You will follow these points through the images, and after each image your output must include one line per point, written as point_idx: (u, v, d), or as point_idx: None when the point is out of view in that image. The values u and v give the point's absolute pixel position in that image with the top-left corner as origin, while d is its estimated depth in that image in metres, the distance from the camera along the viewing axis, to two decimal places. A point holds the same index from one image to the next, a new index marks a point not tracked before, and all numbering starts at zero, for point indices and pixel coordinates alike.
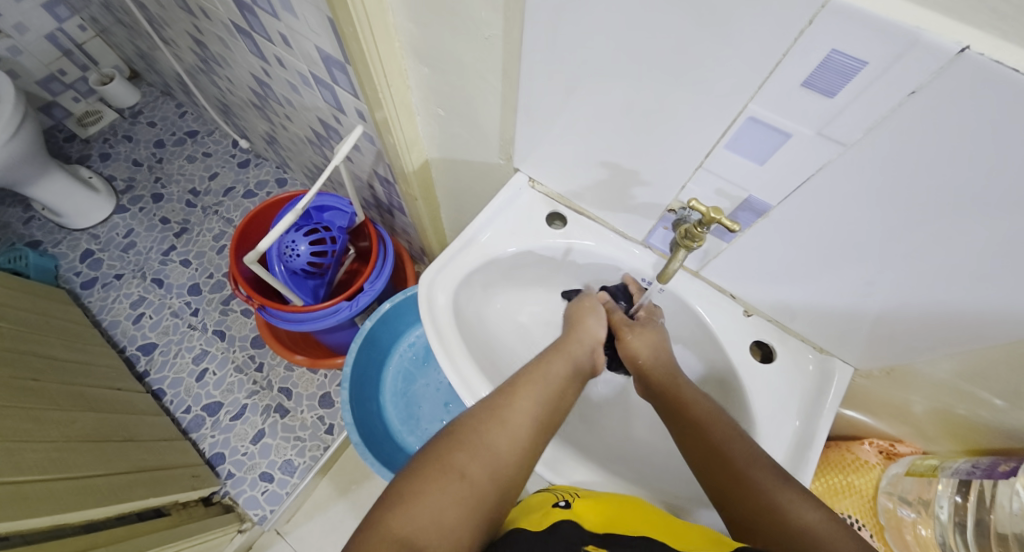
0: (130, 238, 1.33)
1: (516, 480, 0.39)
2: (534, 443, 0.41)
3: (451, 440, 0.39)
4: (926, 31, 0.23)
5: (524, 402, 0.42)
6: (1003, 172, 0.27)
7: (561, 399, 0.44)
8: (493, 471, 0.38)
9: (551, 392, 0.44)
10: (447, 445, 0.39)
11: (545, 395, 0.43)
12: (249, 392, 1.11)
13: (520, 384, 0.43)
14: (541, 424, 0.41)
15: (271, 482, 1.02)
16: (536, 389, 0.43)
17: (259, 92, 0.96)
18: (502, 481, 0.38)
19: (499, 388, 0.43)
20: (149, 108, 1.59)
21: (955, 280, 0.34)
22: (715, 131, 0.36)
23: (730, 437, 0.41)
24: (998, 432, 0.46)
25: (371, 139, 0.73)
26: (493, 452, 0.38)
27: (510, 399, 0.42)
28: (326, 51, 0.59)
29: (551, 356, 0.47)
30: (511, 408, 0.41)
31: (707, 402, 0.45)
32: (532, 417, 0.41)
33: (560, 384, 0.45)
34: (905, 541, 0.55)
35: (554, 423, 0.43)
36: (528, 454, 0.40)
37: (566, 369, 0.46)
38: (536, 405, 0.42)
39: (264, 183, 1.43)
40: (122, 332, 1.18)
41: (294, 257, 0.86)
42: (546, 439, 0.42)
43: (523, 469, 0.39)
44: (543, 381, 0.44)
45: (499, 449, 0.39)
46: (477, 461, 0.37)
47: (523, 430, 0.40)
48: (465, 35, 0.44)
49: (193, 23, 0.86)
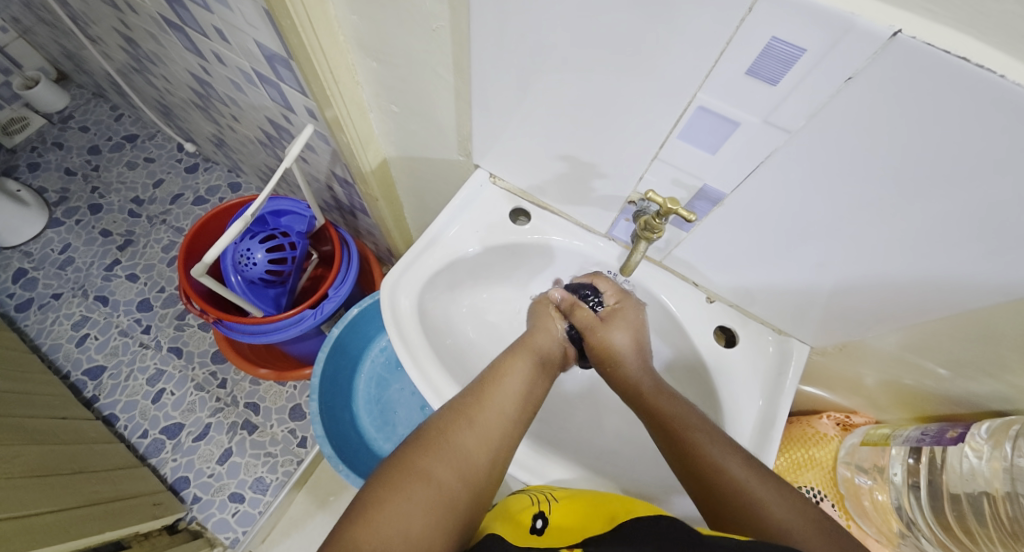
0: (67, 254, 1.23)
1: (487, 480, 0.38)
2: (505, 440, 0.40)
3: (418, 444, 0.38)
4: (861, 17, 0.24)
5: (496, 399, 0.41)
6: (938, 151, 0.28)
7: (532, 392, 0.43)
8: (462, 472, 0.37)
9: (521, 387, 0.43)
10: (414, 449, 0.38)
11: (517, 389, 0.42)
12: (212, 410, 1.05)
13: (491, 380, 0.42)
14: (511, 421, 0.41)
15: (242, 502, 0.98)
16: (505, 386, 0.42)
17: (200, 92, 0.90)
18: (471, 483, 0.37)
19: (467, 387, 0.42)
20: (81, 113, 1.48)
21: (902, 257, 0.35)
22: (668, 121, 0.36)
23: (700, 425, 0.41)
24: (943, 398, 0.48)
25: (323, 139, 0.70)
26: (462, 454, 0.37)
27: (481, 397, 0.41)
28: (267, 47, 0.55)
29: (518, 348, 0.46)
30: (482, 406, 0.40)
31: (670, 392, 0.44)
32: (502, 413, 0.40)
33: (530, 378, 0.44)
34: (863, 507, 0.57)
35: (527, 416, 0.42)
36: (500, 453, 0.39)
37: (535, 361, 0.46)
38: (506, 401, 0.41)
39: (214, 189, 1.36)
40: (65, 356, 1.10)
41: (250, 266, 0.82)
42: (520, 434, 0.41)
43: (494, 468, 0.38)
44: (512, 377, 0.43)
45: (467, 450, 0.38)
46: (444, 464, 0.37)
47: (495, 429, 0.39)
48: (412, 28, 0.43)
49: (120, 19, 0.80)
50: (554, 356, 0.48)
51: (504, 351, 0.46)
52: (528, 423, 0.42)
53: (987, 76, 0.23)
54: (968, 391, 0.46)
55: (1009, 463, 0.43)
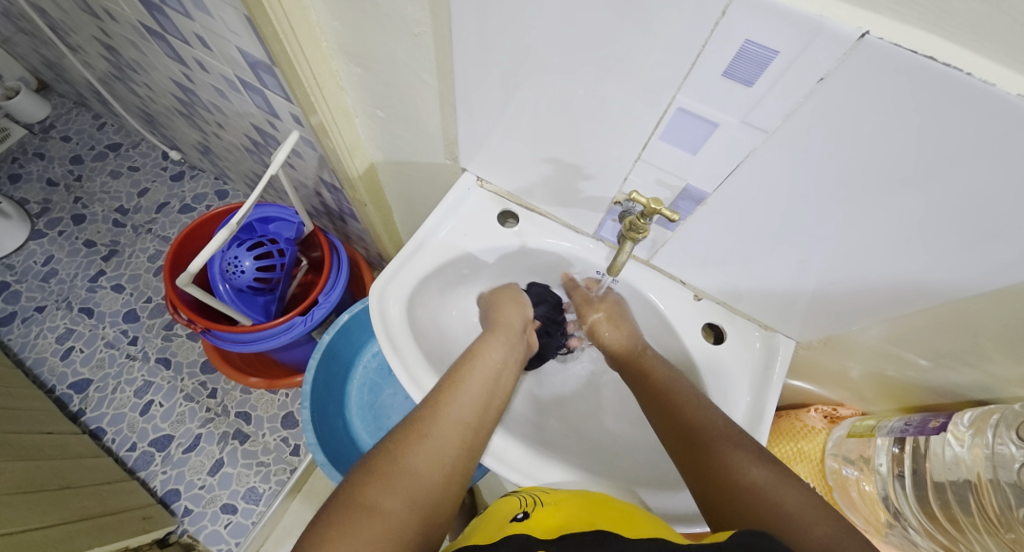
0: (50, 266, 1.21)
1: (441, 497, 0.39)
2: (457, 454, 0.41)
3: (366, 473, 0.38)
4: (829, 20, 0.24)
5: (449, 413, 0.42)
6: (911, 148, 0.28)
7: (485, 401, 0.45)
8: (414, 493, 0.37)
9: (474, 399, 0.44)
10: (363, 478, 0.37)
11: (470, 400, 0.44)
12: (202, 421, 1.04)
13: (443, 394, 0.44)
14: (463, 435, 0.42)
15: (235, 513, 0.97)
16: (457, 399, 0.43)
17: (183, 99, 0.90)
18: (424, 503, 0.37)
19: (418, 407, 0.43)
20: (62, 122, 1.46)
21: (880, 252, 0.36)
22: (649, 122, 0.37)
23: (714, 419, 0.43)
24: (927, 389, 0.49)
25: (309, 145, 0.70)
26: (413, 475, 0.38)
27: (434, 412, 0.42)
28: (250, 54, 0.55)
29: (475, 354, 0.48)
30: (435, 421, 0.42)
31: (692, 389, 0.46)
32: (455, 426, 0.42)
33: (483, 390, 0.45)
34: (852, 499, 0.58)
35: (481, 425, 0.44)
36: (451, 469, 0.40)
37: (493, 369, 0.48)
38: (460, 413, 0.43)
39: (201, 196, 1.34)
40: (50, 370, 1.08)
41: (238, 274, 0.81)
42: (474, 443, 0.43)
43: (446, 486, 0.39)
44: (464, 389, 0.45)
45: (418, 470, 0.39)
46: (395, 488, 0.37)
47: (447, 443, 0.41)
48: (394, 33, 0.43)
49: (100, 27, 0.79)
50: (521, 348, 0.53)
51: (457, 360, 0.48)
52: (482, 432, 0.44)
53: (954, 74, 0.24)
54: (949, 381, 0.46)
55: (991, 450, 0.44)
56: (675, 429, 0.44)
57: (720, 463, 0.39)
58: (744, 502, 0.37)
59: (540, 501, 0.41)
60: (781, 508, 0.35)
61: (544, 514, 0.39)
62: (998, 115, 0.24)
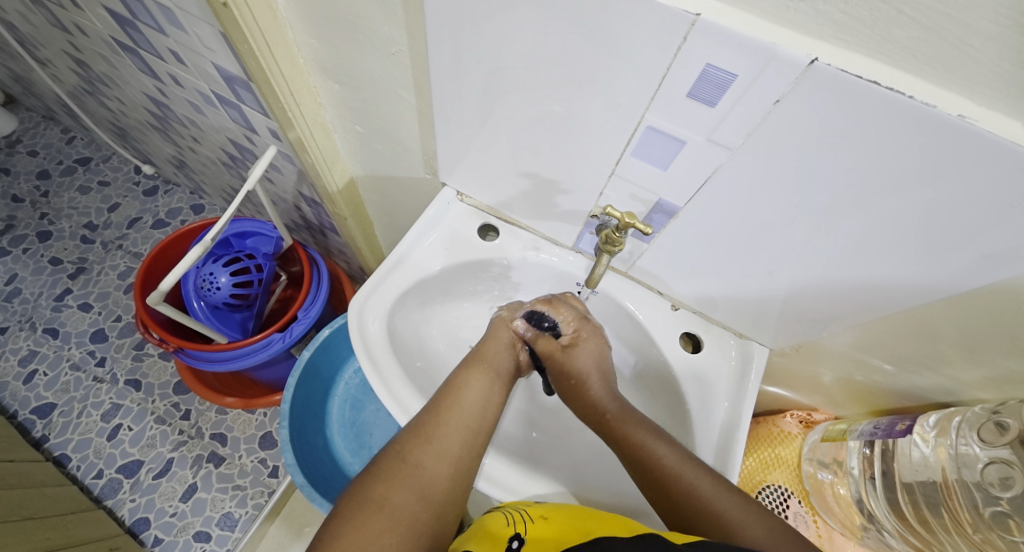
0: (13, 285, 1.17)
1: (447, 498, 0.38)
2: (463, 453, 0.40)
3: (375, 472, 0.38)
4: (781, 47, 0.26)
5: (451, 412, 0.42)
6: (863, 164, 0.30)
7: (488, 400, 0.44)
8: (421, 492, 0.37)
9: (478, 400, 0.44)
10: (373, 477, 0.38)
11: (472, 400, 0.44)
12: (174, 444, 1.01)
13: (446, 397, 0.44)
14: (467, 435, 0.41)
15: (209, 541, 0.93)
16: (459, 402, 0.43)
17: (156, 113, 0.88)
18: (430, 502, 0.37)
19: (424, 409, 0.43)
20: (29, 136, 1.42)
21: (843, 261, 0.38)
22: (621, 140, 0.38)
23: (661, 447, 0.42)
24: (893, 392, 0.51)
25: (287, 159, 0.69)
26: (420, 474, 0.38)
27: (437, 413, 0.42)
28: (226, 69, 0.55)
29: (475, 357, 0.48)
30: (438, 422, 0.41)
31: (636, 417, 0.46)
32: (458, 427, 0.41)
33: (486, 393, 0.45)
34: (826, 502, 0.59)
35: (485, 425, 0.43)
36: (457, 468, 0.40)
37: (488, 377, 0.46)
38: (463, 414, 0.42)
39: (176, 211, 1.31)
40: (11, 396, 1.03)
41: (213, 291, 0.80)
42: (480, 444, 0.42)
43: (453, 485, 0.39)
44: (466, 391, 0.44)
45: (426, 469, 0.39)
46: (403, 486, 0.37)
47: (451, 441, 0.40)
48: (371, 51, 0.43)
49: (70, 41, 0.78)
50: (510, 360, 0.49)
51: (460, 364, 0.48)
52: (487, 431, 0.43)
53: (898, 98, 0.25)
54: (914, 384, 0.48)
55: (955, 450, 0.46)
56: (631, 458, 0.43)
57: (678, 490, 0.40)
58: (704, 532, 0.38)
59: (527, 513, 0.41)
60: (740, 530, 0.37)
61: (538, 531, 0.39)
62: (940, 133, 0.26)
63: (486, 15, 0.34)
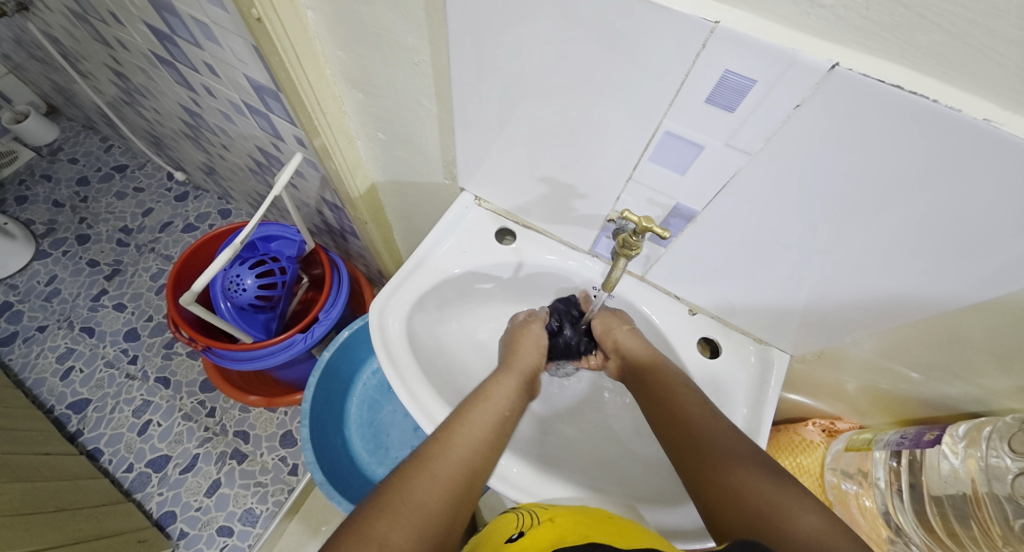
0: (53, 285, 1.23)
1: (444, 538, 0.38)
2: (462, 494, 0.41)
3: (379, 502, 0.38)
4: (801, 52, 0.26)
5: (457, 449, 0.43)
6: (886, 169, 0.30)
7: (494, 439, 0.45)
8: (422, 529, 0.37)
9: (481, 436, 0.44)
10: (375, 509, 0.37)
11: (479, 439, 0.44)
12: (200, 440, 1.04)
13: (453, 431, 0.44)
14: (470, 474, 0.42)
15: (231, 536, 0.96)
16: (463, 438, 0.43)
17: (189, 122, 0.92)
18: (429, 541, 0.37)
19: (428, 442, 0.43)
20: (70, 145, 1.49)
21: (865, 266, 0.37)
22: (638, 145, 0.38)
23: (712, 420, 0.43)
24: (920, 401, 0.50)
25: (312, 165, 0.71)
26: (421, 511, 0.38)
27: (442, 449, 0.42)
28: (256, 80, 0.57)
29: (487, 392, 0.48)
30: (444, 458, 0.42)
31: (698, 397, 0.46)
32: (463, 466, 0.42)
33: (491, 430, 0.45)
34: (851, 515, 0.57)
35: (486, 466, 0.44)
36: (455, 508, 0.40)
37: (498, 414, 0.47)
38: (468, 453, 0.43)
39: (205, 215, 1.36)
40: (49, 391, 1.08)
41: (240, 292, 0.82)
42: (477, 485, 0.43)
43: (450, 525, 0.39)
44: (474, 428, 0.45)
45: (426, 505, 0.38)
46: (405, 522, 0.36)
47: (454, 480, 0.41)
48: (395, 61, 0.45)
49: (111, 54, 0.82)
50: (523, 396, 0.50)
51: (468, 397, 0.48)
52: (486, 473, 0.44)
53: (921, 101, 0.25)
54: (943, 394, 0.47)
55: (985, 462, 0.44)
56: (672, 429, 0.45)
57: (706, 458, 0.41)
58: (724, 503, 0.37)
59: (536, 513, 0.42)
60: (773, 503, 0.35)
61: (540, 531, 0.39)
62: (962, 137, 0.26)
63: (506, 24, 0.35)
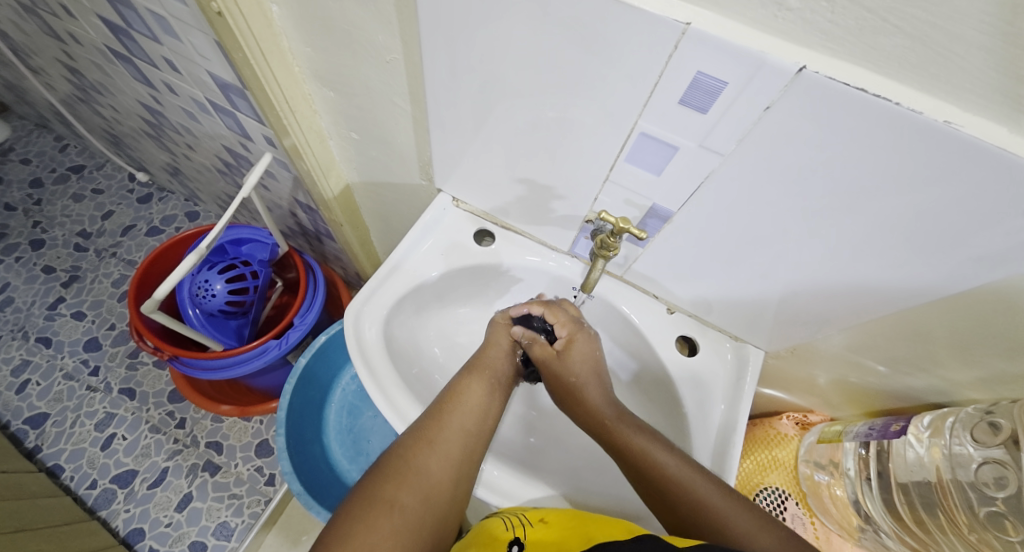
0: (6, 294, 1.16)
1: (450, 499, 0.39)
2: (465, 457, 0.41)
3: (381, 475, 0.38)
4: (770, 55, 0.27)
5: (454, 416, 0.42)
6: (851, 168, 0.30)
7: (490, 403, 0.45)
8: (427, 494, 0.38)
9: (477, 409, 0.44)
10: (379, 478, 0.38)
11: (475, 404, 0.44)
12: (169, 453, 1.00)
13: (449, 401, 0.44)
14: (470, 438, 0.42)
15: (205, 551, 0.92)
16: (460, 411, 0.43)
17: (151, 121, 0.88)
18: (436, 504, 0.38)
19: (425, 412, 0.43)
20: (22, 144, 1.42)
21: (835, 263, 0.38)
22: (616, 145, 0.38)
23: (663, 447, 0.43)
24: (888, 393, 0.51)
25: (283, 166, 0.69)
26: (424, 476, 0.38)
27: (440, 417, 0.42)
28: (221, 77, 0.55)
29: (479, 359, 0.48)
30: (442, 425, 0.42)
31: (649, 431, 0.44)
32: (461, 431, 0.42)
33: (487, 402, 0.45)
34: (824, 504, 0.59)
35: (486, 428, 0.43)
36: (460, 470, 0.40)
37: (490, 382, 0.47)
38: (465, 419, 0.43)
39: (171, 218, 1.31)
40: (3, 406, 1.02)
41: (208, 298, 0.79)
42: (481, 447, 0.42)
43: (457, 487, 0.40)
44: (468, 396, 0.44)
45: (428, 476, 0.39)
46: (409, 486, 0.37)
47: (454, 446, 0.41)
48: (366, 60, 0.44)
49: (63, 50, 0.77)
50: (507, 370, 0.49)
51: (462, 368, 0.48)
52: (489, 434, 0.43)
53: (885, 104, 0.26)
54: (908, 385, 0.49)
55: (949, 450, 0.46)
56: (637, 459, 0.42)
57: (677, 481, 0.40)
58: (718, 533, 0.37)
59: (527, 519, 0.41)
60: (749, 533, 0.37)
61: (537, 537, 0.38)
62: (923, 138, 0.27)
63: (478, 22, 0.35)
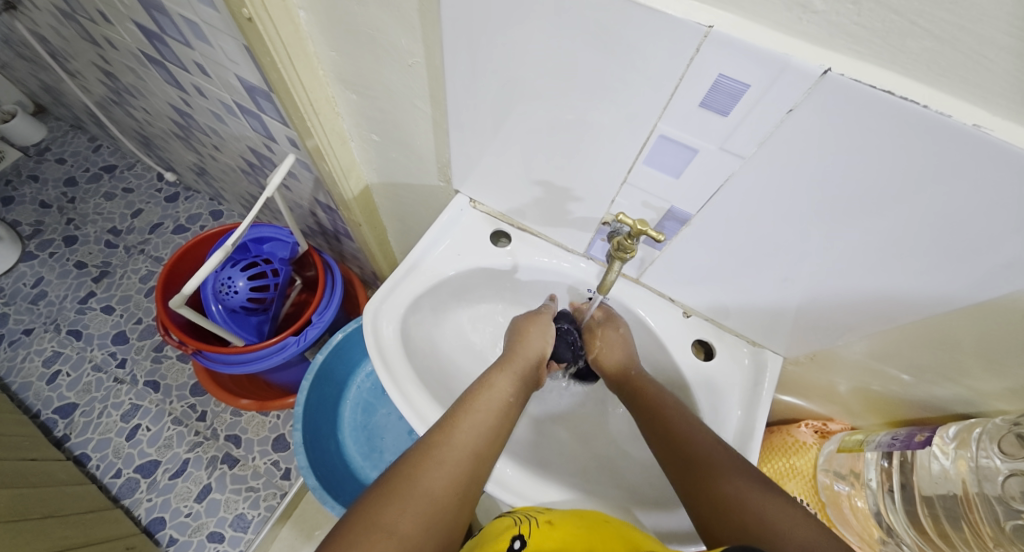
0: (40, 288, 1.21)
1: (452, 521, 0.38)
2: (470, 478, 0.41)
3: (385, 492, 0.38)
4: (794, 57, 0.26)
5: (464, 434, 0.42)
6: (876, 173, 0.30)
7: (501, 423, 0.45)
8: (429, 515, 0.37)
9: (488, 427, 0.44)
10: (381, 496, 0.37)
11: (485, 422, 0.44)
12: (190, 445, 1.03)
13: (459, 416, 0.44)
14: (477, 458, 0.42)
15: (222, 542, 0.94)
16: (471, 425, 0.43)
17: (180, 123, 0.91)
18: (437, 527, 0.37)
19: (434, 428, 0.43)
20: (58, 145, 1.47)
21: (856, 269, 0.37)
22: (634, 148, 0.38)
23: (702, 439, 0.43)
24: (912, 403, 0.50)
25: (305, 167, 0.71)
26: (428, 497, 0.38)
27: (449, 435, 0.42)
28: (248, 80, 0.57)
29: (494, 375, 0.48)
30: (450, 444, 0.41)
31: (694, 420, 0.45)
32: (469, 450, 0.42)
33: (499, 416, 0.45)
34: (843, 515, 0.58)
35: (495, 448, 0.43)
36: (464, 492, 0.40)
37: (504, 399, 0.46)
38: (474, 438, 0.42)
39: (196, 217, 1.35)
40: (35, 395, 1.06)
41: (231, 295, 0.81)
42: (486, 469, 0.42)
43: (459, 509, 0.39)
44: (479, 414, 0.44)
45: (435, 491, 0.39)
46: (411, 509, 0.37)
47: (461, 467, 0.41)
48: (389, 63, 0.45)
49: (100, 54, 0.81)
50: (530, 385, 0.50)
51: (475, 383, 0.48)
52: (496, 455, 0.43)
53: (912, 107, 0.26)
54: (933, 395, 0.47)
55: (975, 463, 0.45)
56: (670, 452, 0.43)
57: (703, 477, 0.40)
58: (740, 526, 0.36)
59: (536, 519, 0.41)
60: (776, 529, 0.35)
61: (542, 536, 0.38)
62: (953, 142, 0.26)
63: (499, 25, 0.35)
